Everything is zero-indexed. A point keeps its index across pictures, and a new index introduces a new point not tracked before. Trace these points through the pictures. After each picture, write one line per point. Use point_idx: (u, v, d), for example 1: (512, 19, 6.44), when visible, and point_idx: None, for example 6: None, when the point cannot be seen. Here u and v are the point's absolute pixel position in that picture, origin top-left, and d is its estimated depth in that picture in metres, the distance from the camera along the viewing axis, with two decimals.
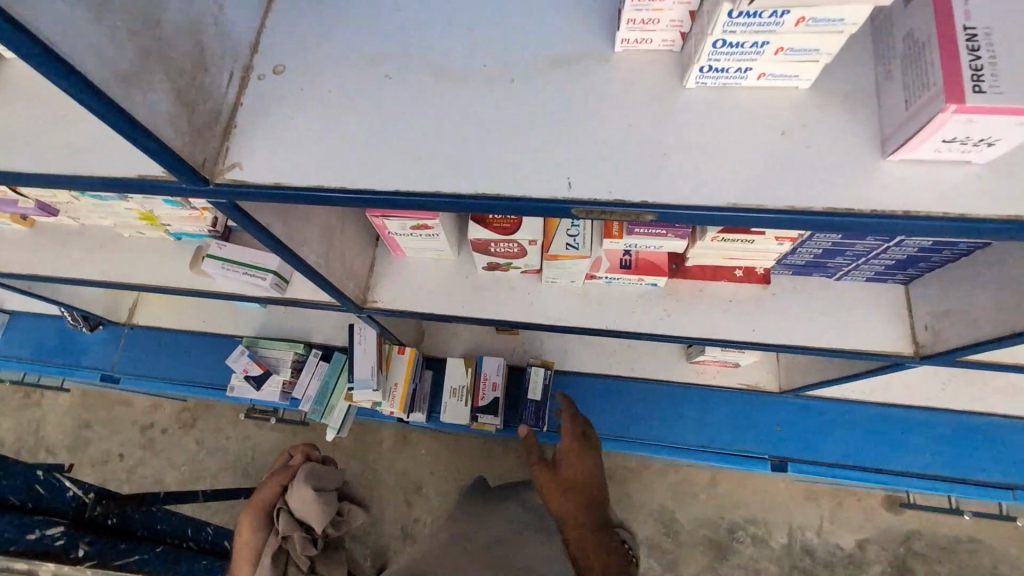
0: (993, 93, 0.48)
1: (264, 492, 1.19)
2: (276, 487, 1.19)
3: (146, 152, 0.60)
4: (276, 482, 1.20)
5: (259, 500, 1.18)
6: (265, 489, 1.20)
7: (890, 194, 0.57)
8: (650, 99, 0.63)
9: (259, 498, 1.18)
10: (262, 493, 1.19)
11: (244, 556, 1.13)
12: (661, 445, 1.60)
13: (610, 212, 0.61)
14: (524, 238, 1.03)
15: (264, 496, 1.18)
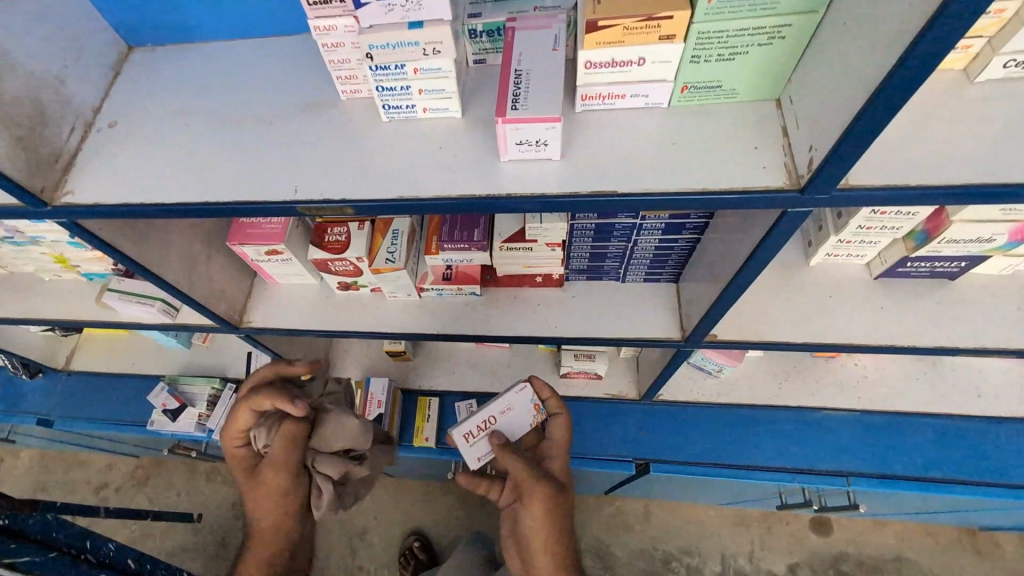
0: (525, 109, 0.69)
1: (262, 542, 1.25)
2: (272, 515, 1.24)
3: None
4: (255, 492, 1.23)
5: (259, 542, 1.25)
6: (259, 523, 1.25)
7: (506, 185, 0.76)
8: (362, 129, 0.85)
9: (261, 531, 1.25)
10: (251, 543, 1.26)
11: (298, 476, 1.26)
12: None
13: (321, 209, 0.81)
14: (352, 255, 1.22)
15: (260, 540, 1.25)
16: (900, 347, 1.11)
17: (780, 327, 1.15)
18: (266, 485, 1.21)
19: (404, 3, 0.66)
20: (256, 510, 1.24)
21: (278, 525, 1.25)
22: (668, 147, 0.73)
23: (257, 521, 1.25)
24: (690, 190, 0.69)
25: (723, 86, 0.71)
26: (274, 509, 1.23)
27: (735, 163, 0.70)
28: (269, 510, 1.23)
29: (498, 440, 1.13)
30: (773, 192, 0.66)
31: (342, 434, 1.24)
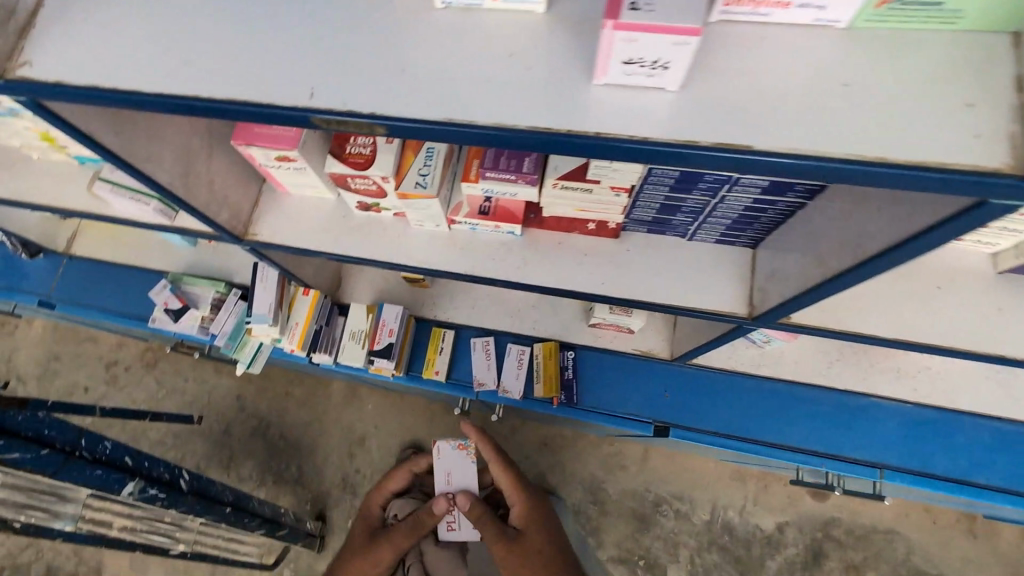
0: (646, 13, 0.48)
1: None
2: (368, 558, 1.42)
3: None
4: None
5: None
6: (358, 556, 1.44)
7: (596, 119, 0.56)
8: (406, 16, 0.63)
9: (353, 574, 1.41)
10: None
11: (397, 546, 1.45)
12: (561, 407, 1.62)
13: (345, 122, 0.61)
14: (377, 175, 1.03)
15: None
16: (1009, 358, 0.95)
17: (868, 318, 0.99)
18: (374, 556, 1.42)
19: None
20: (361, 556, 1.43)
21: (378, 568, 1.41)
22: (835, 89, 0.52)
23: (348, 571, 1.42)
24: (860, 156, 0.49)
25: (940, 4, 0.49)
26: (365, 571, 1.42)
27: (930, 123, 0.49)
28: (355, 569, 1.41)
29: (462, 499, 1.52)
30: (983, 176, 0.47)
31: (438, 563, 1.57)
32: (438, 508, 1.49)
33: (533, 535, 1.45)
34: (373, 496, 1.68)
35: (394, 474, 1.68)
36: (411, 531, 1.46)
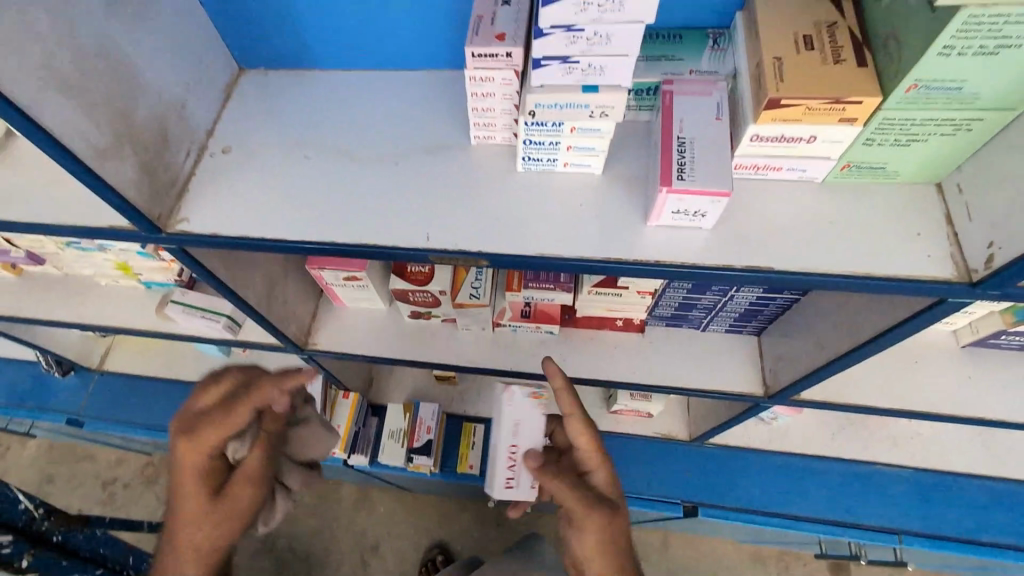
0: (691, 180, 0.68)
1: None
2: (198, 535, 0.93)
3: (116, 207, 0.79)
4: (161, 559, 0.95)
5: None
6: (192, 542, 0.93)
7: (653, 250, 0.75)
8: (495, 177, 0.84)
9: (190, 549, 0.93)
10: (168, 552, 0.94)
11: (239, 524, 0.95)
12: None
13: (456, 259, 0.79)
14: (436, 288, 1.21)
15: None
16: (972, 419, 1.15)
17: (860, 392, 1.19)
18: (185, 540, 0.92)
19: (584, 67, 0.65)
20: (198, 529, 0.92)
21: (232, 503, 0.93)
22: (824, 225, 0.72)
23: (188, 543, 0.93)
24: (853, 272, 0.68)
25: (887, 169, 0.71)
26: (195, 534, 0.93)
27: (896, 248, 0.69)
28: (200, 544, 0.93)
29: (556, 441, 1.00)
30: (939, 284, 0.66)
31: (314, 449, 1.07)
32: (289, 406, 0.97)
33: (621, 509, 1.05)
34: (193, 402, 0.93)
35: (233, 413, 0.89)
36: (243, 484, 0.94)
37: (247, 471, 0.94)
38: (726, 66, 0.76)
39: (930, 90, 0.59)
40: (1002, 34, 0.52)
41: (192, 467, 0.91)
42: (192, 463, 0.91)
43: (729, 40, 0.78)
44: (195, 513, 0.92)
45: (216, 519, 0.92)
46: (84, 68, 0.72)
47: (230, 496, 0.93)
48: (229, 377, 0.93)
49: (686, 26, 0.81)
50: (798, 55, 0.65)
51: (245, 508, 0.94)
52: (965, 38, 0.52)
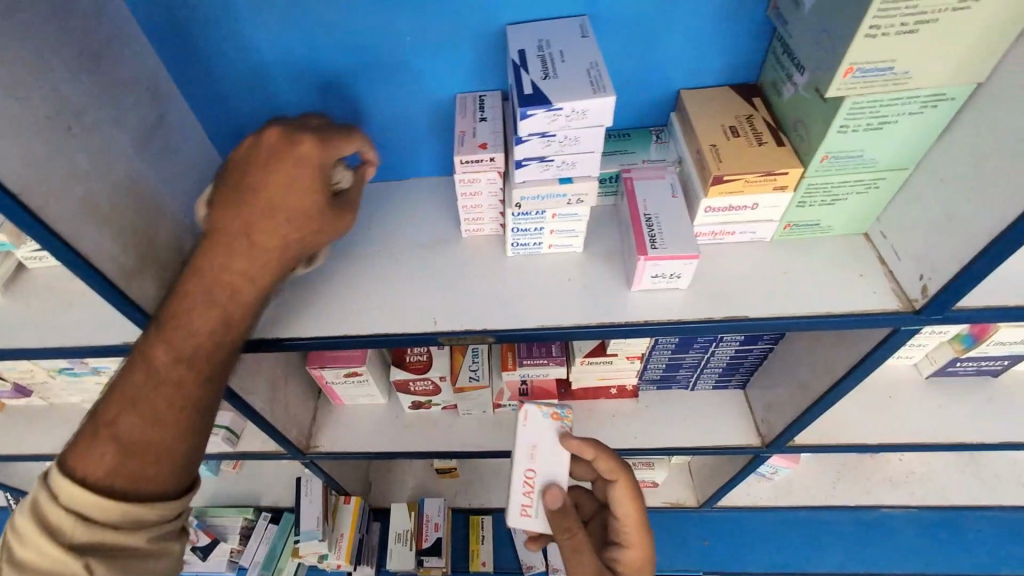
0: (664, 247, 0.78)
1: (152, 391, 0.72)
2: (218, 314, 0.75)
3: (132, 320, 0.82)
4: (122, 380, 0.73)
5: (158, 439, 0.71)
6: (169, 345, 0.73)
7: (639, 312, 0.83)
8: (488, 263, 0.93)
9: (189, 335, 0.74)
10: (138, 369, 0.73)
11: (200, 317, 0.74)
12: None
13: (462, 339, 0.86)
14: (435, 374, 1.26)
15: (165, 384, 0.72)
16: (947, 445, 1.24)
17: (849, 431, 1.27)
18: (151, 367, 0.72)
19: (559, 164, 0.77)
20: (235, 264, 0.76)
21: (216, 348, 0.76)
22: (782, 276, 0.83)
23: (179, 330, 0.74)
24: (815, 313, 0.78)
25: (821, 224, 0.84)
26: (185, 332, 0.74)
27: (846, 288, 0.80)
28: (187, 343, 0.74)
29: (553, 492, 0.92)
30: (889, 314, 0.76)
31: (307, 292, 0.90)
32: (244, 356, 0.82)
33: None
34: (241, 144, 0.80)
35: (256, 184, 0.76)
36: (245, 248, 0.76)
37: (291, 252, 0.78)
38: (672, 154, 0.91)
39: (839, 158, 0.73)
40: (880, 113, 0.67)
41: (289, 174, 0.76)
42: (260, 207, 0.76)
43: (670, 134, 0.94)
44: (240, 228, 0.76)
45: (238, 338, 0.78)
46: (116, 200, 0.79)
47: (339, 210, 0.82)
48: (318, 117, 0.85)
49: (634, 125, 0.97)
50: (730, 141, 0.80)
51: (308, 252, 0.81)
52: (854, 118, 0.67)
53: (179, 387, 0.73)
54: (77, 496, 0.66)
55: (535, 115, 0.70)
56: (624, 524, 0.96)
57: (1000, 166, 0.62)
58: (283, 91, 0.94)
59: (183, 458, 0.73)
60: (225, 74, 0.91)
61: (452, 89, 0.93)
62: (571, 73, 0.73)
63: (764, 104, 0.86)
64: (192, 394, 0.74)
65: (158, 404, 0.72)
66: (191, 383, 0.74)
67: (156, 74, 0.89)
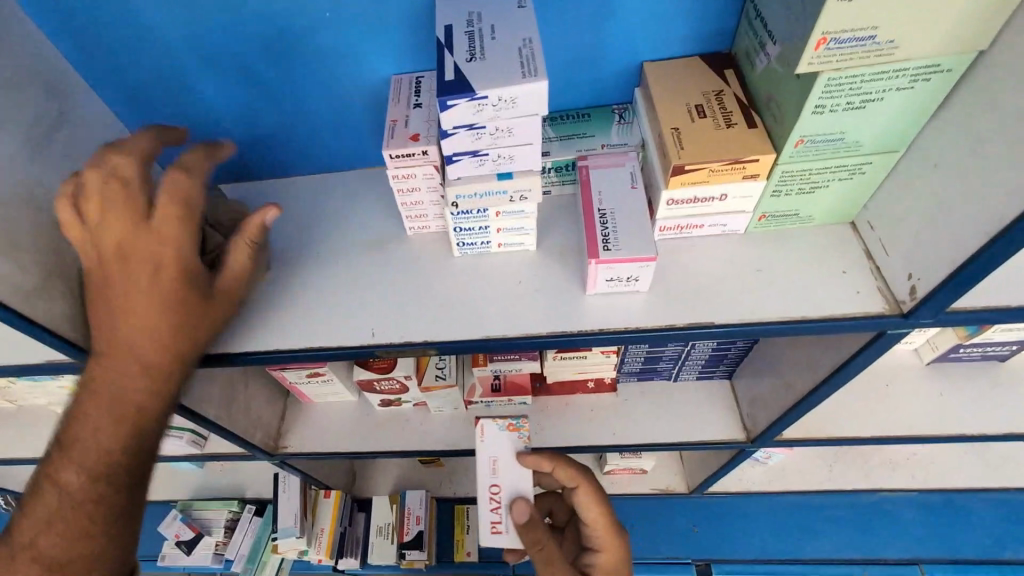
0: (617, 249, 0.69)
1: (70, 512, 0.71)
2: (102, 430, 0.72)
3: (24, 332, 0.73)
4: (33, 501, 0.72)
5: (79, 560, 0.71)
6: (73, 461, 0.71)
7: (595, 318, 0.75)
8: (434, 264, 0.85)
9: (92, 455, 0.71)
10: (51, 493, 0.72)
11: (116, 383, 0.71)
12: None
13: (402, 351, 0.78)
14: (400, 374, 1.19)
15: (83, 479, 0.71)
16: (953, 436, 1.15)
17: (842, 423, 1.19)
18: (77, 439, 0.71)
19: (495, 158, 0.68)
20: (133, 377, 0.71)
21: (143, 414, 0.73)
22: (755, 274, 0.74)
23: (102, 399, 0.71)
24: (789, 317, 0.69)
25: (801, 215, 0.74)
26: (110, 401, 0.71)
27: (826, 287, 0.71)
28: (96, 458, 0.71)
29: (520, 506, 0.85)
30: (873, 318, 0.67)
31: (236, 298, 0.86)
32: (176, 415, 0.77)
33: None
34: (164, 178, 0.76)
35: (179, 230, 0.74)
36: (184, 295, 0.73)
37: (177, 360, 0.74)
38: (636, 137, 0.81)
39: (817, 143, 0.63)
40: (862, 91, 0.57)
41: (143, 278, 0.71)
42: (116, 318, 0.71)
43: (634, 113, 0.84)
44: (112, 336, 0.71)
45: (148, 446, 0.75)
46: (8, 213, 0.72)
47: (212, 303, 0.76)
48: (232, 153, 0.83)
49: (595, 104, 0.87)
50: (694, 123, 0.70)
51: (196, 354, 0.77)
52: (831, 97, 0.57)
53: (108, 464, 0.72)
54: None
55: (457, 105, 0.61)
56: (596, 531, 0.95)
57: (1003, 151, 0.52)
58: (199, 77, 0.84)
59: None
60: (134, 62, 0.82)
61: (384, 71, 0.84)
62: (500, 54, 0.63)
63: (736, 78, 0.75)
64: (98, 514, 0.72)
65: (76, 521, 0.71)
66: (102, 501, 0.72)
67: (53, 65, 0.80)
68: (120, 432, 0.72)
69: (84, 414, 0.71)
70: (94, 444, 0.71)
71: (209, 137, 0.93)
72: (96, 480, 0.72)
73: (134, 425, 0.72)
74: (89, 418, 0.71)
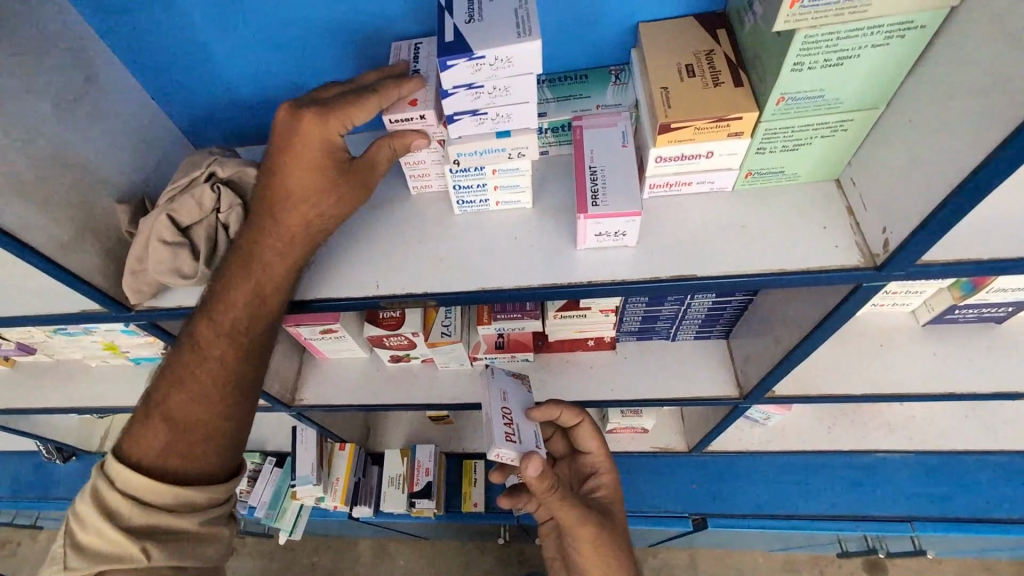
0: (605, 204, 0.73)
1: (199, 372, 0.79)
2: (254, 294, 0.80)
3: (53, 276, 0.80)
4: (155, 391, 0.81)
5: (206, 416, 0.78)
6: (211, 323, 0.80)
7: (585, 271, 0.79)
8: (436, 221, 0.89)
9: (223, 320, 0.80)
10: (185, 351, 0.80)
11: (241, 273, 0.79)
12: None
13: (404, 302, 0.83)
14: (408, 331, 1.25)
15: (209, 361, 0.79)
16: (944, 395, 1.18)
17: (835, 381, 1.23)
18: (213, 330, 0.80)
19: (494, 117, 0.72)
20: (262, 247, 0.79)
21: (253, 311, 0.80)
22: (738, 230, 0.77)
23: (222, 303, 0.80)
24: (769, 270, 0.73)
25: (785, 171, 0.77)
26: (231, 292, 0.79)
27: (805, 242, 0.74)
28: (226, 319, 0.80)
29: (535, 463, 0.87)
30: (847, 271, 0.70)
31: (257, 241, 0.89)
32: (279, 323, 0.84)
33: (620, 517, 1.06)
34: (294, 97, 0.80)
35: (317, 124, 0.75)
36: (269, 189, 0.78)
37: (315, 230, 0.80)
38: (630, 97, 0.84)
39: (798, 100, 0.66)
40: (839, 47, 0.59)
41: (305, 151, 0.75)
42: (292, 196, 0.77)
43: (629, 74, 0.86)
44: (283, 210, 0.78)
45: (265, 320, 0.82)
46: (41, 170, 0.78)
47: (355, 180, 0.78)
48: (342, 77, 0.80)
49: (591, 65, 0.89)
50: (683, 82, 0.72)
51: (327, 230, 0.81)
52: (809, 54, 0.60)
53: (220, 361, 0.79)
54: (132, 481, 0.73)
55: (456, 66, 0.64)
56: (596, 457, 1.11)
57: (972, 105, 0.54)
58: (212, 43, 0.88)
59: (224, 438, 0.79)
60: (149, 27, 0.86)
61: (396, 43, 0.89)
62: (498, 16, 0.66)
63: (728, 37, 0.77)
64: (235, 375, 0.80)
65: (188, 408, 0.77)
66: (223, 363, 0.80)
67: (76, 31, 0.83)
68: (233, 328, 0.80)
69: (205, 312, 0.80)
70: (203, 346, 0.79)
71: (224, 101, 0.98)
72: (202, 378, 0.79)
73: (243, 317, 0.80)
74: (229, 313, 0.80)
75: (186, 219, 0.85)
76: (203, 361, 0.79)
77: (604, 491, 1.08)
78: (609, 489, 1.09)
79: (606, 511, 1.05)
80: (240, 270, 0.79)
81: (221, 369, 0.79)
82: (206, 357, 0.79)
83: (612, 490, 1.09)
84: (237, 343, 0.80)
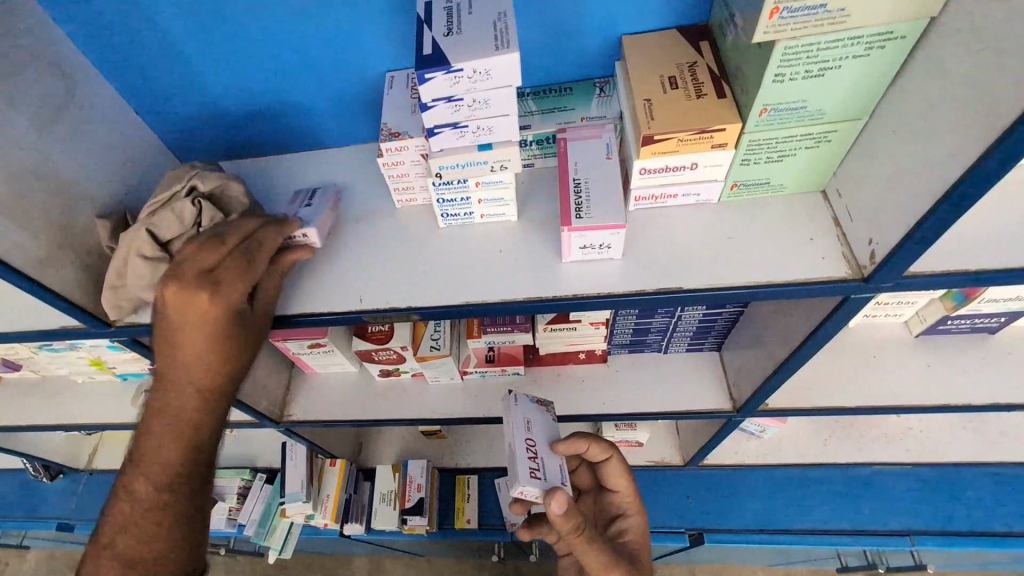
0: (589, 217, 0.72)
1: (151, 497, 0.75)
2: (200, 413, 0.76)
3: (35, 295, 0.79)
4: (107, 515, 0.76)
5: (161, 541, 0.75)
6: (158, 447, 0.75)
7: (571, 284, 0.78)
8: (421, 234, 0.88)
9: (157, 465, 0.75)
10: (132, 476, 0.76)
11: (188, 396, 0.75)
12: None
13: (388, 316, 0.82)
14: (397, 345, 1.24)
15: (161, 485, 0.75)
16: (939, 406, 1.16)
17: (828, 393, 1.22)
18: (161, 454, 0.75)
19: (475, 129, 0.71)
20: (207, 369, 0.75)
21: (204, 430, 0.77)
22: (725, 242, 0.76)
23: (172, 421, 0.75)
24: (756, 282, 0.72)
25: (771, 182, 0.76)
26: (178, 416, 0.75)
27: (791, 254, 0.73)
28: (177, 437, 0.75)
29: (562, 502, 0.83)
30: (834, 283, 0.69)
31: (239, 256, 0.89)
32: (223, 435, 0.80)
33: (647, 563, 1.04)
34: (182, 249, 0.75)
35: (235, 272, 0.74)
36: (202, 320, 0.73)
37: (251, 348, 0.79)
38: (615, 109, 0.83)
39: (781, 111, 0.65)
40: (820, 58, 0.58)
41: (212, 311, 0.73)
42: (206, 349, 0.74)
43: (614, 86, 0.86)
44: (210, 350, 0.74)
45: (206, 442, 0.78)
46: (19, 186, 0.77)
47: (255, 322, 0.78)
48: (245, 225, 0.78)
49: (576, 77, 0.89)
50: (665, 93, 0.72)
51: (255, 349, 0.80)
52: (790, 65, 0.59)
53: (173, 481, 0.76)
54: None
55: (434, 79, 0.63)
56: (623, 498, 1.10)
57: (954, 115, 0.54)
58: (194, 57, 0.87)
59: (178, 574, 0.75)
60: (131, 42, 0.85)
61: (380, 67, 0.89)
62: (475, 28, 0.66)
63: (711, 48, 0.76)
64: (187, 496, 0.77)
65: (141, 535, 0.74)
66: (171, 501, 0.75)
67: (56, 46, 0.82)
68: (186, 444, 0.76)
69: (150, 437, 0.75)
70: (155, 466, 0.75)
71: (208, 115, 0.97)
72: (153, 500, 0.75)
73: (191, 440, 0.76)
74: (177, 438, 0.75)
75: (165, 233, 0.84)
76: (155, 489, 0.75)
77: (631, 532, 1.08)
78: (636, 531, 1.08)
79: (631, 554, 1.04)
80: (187, 396, 0.75)
81: (174, 494, 0.76)
82: (157, 486, 0.75)
83: (637, 532, 1.08)
84: (187, 463, 0.76)
